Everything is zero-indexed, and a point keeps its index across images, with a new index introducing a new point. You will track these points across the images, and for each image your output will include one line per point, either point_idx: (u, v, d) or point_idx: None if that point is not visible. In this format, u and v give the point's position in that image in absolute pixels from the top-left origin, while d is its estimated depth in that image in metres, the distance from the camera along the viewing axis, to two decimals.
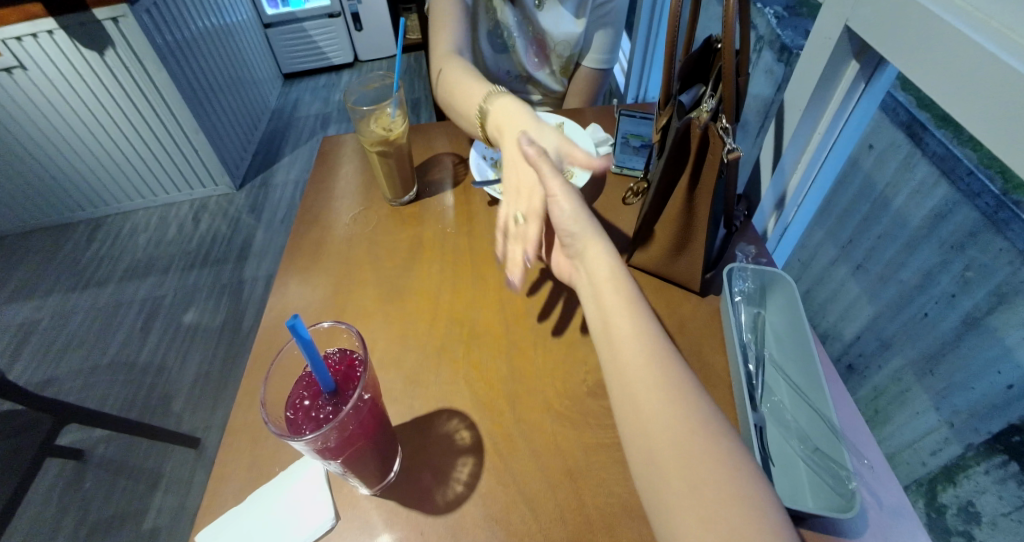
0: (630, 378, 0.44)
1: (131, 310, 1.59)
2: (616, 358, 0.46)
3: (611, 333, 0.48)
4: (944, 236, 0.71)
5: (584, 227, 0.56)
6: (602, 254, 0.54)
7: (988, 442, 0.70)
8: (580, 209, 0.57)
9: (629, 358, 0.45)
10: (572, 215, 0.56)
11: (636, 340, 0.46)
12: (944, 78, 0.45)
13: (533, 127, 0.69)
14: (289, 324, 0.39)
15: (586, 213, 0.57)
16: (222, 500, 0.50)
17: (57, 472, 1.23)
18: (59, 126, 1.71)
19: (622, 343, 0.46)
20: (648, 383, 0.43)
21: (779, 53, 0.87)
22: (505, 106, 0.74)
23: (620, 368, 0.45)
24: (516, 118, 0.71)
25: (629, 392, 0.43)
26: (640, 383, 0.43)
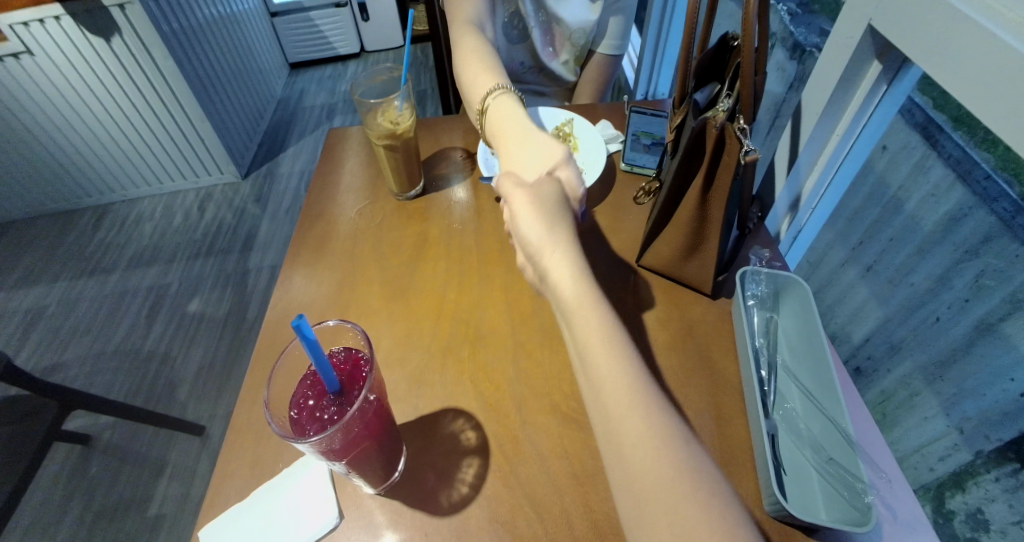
0: (622, 447, 0.39)
1: (136, 298, 1.58)
2: (607, 421, 0.41)
3: (600, 392, 0.42)
4: (958, 240, 0.70)
5: (542, 232, 0.53)
6: (560, 265, 0.50)
7: (1000, 450, 0.69)
8: (540, 213, 0.55)
9: (622, 428, 0.40)
10: (527, 220, 0.54)
11: (628, 401, 0.40)
12: (968, 80, 0.44)
13: (525, 144, 0.68)
14: (294, 325, 0.38)
15: (548, 214, 0.55)
16: (225, 497, 0.49)
17: (62, 458, 1.23)
18: (65, 112, 1.70)
19: (613, 405, 0.41)
20: (642, 456, 0.38)
21: (791, 51, 0.87)
22: (507, 111, 0.72)
23: (611, 434, 0.40)
24: (512, 136, 0.70)
25: (621, 457, 0.39)
26: (634, 455, 0.38)
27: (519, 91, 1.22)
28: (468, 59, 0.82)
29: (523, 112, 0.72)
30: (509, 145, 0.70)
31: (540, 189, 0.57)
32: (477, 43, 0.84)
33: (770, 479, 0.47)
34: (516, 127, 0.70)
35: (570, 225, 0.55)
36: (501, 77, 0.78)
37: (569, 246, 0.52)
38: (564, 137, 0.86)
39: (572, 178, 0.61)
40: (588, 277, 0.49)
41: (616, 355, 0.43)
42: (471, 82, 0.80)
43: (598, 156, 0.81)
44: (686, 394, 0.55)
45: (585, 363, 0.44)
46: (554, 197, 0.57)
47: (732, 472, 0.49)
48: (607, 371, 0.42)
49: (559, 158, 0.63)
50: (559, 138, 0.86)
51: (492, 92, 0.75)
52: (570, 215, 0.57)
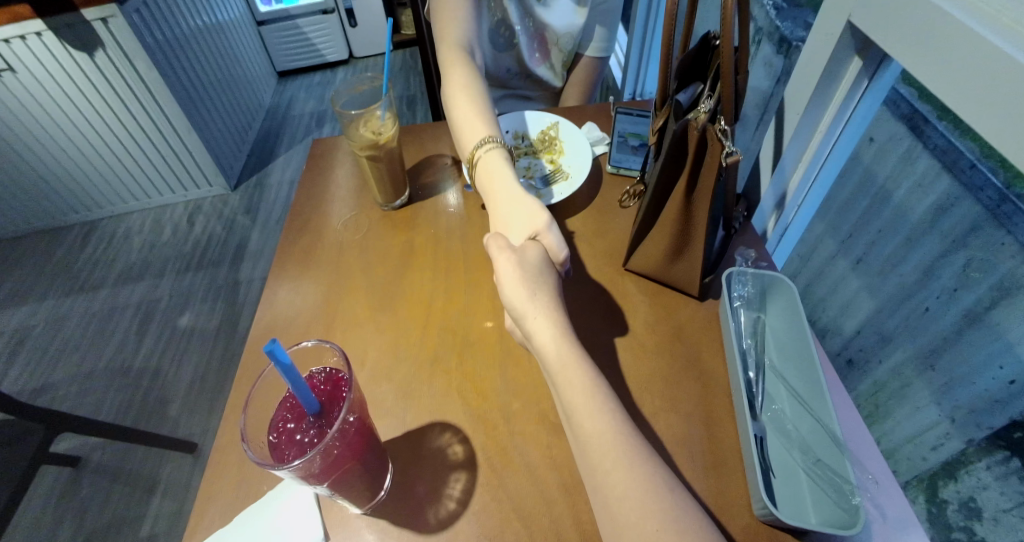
0: (612, 504, 0.41)
1: (126, 314, 1.57)
2: (595, 478, 0.43)
3: (587, 450, 0.44)
4: (945, 230, 0.69)
5: (526, 300, 0.54)
6: (543, 328, 0.52)
7: (990, 438, 0.69)
8: (524, 279, 0.55)
9: (610, 487, 0.41)
10: (510, 287, 0.55)
11: (615, 459, 0.42)
12: (947, 73, 0.44)
13: (510, 202, 0.67)
14: (267, 349, 0.38)
15: (531, 282, 0.55)
16: (209, 518, 0.49)
17: (53, 479, 1.22)
18: (51, 129, 1.68)
19: (598, 459, 0.43)
20: (632, 513, 0.40)
21: (778, 46, 0.86)
22: (495, 169, 0.71)
23: (601, 491, 0.42)
24: (497, 194, 0.69)
25: (612, 516, 0.41)
26: (625, 511, 0.40)
27: (506, 97, 1.22)
28: (459, 97, 0.80)
29: (510, 170, 0.71)
30: (494, 202, 0.69)
31: (524, 253, 0.58)
32: (467, 80, 0.81)
33: (758, 483, 0.46)
34: (503, 184, 0.69)
35: (553, 292, 0.56)
36: (492, 121, 0.77)
37: (552, 312, 0.53)
38: (550, 141, 0.85)
39: (555, 243, 0.62)
40: (569, 338, 0.51)
41: (601, 412, 0.45)
42: (462, 124, 0.78)
43: (584, 159, 0.80)
44: (675, 397, 0.55)
45: (571, 419, 0.46)
46: (537, 263, 0.58)
47: (723, 473, 0.49)
48: (593, 431, 0.44)
49: (543, 220, 0.64)
50: (545, 141, 0.86)
51: (485, 144, 0.74)
52: (553, 279, 0.58)
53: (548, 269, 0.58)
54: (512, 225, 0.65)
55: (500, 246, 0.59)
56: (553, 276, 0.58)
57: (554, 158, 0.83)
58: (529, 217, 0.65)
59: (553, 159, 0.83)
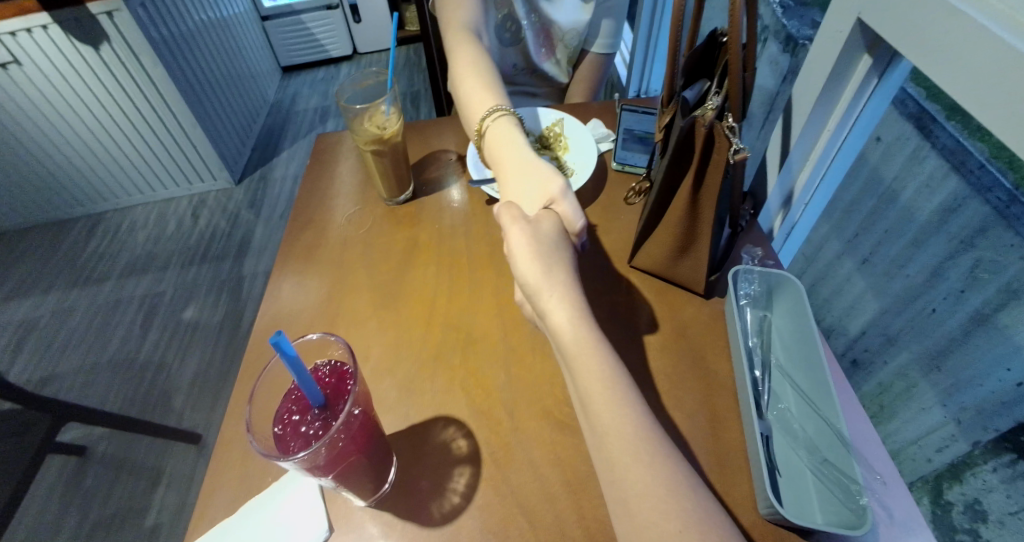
0: (630, 501, 0.40)
1: (130, 307, 1.57)
2: (613, 472, 0.42)
3: (606, 444, 0.43)
4: (952, 231, 0.69)
5: (540, 275, 0.53)
6: (558, 308, 0.51)
7: (997, 440, 0.69)
8: (537, 252, 0.55)
9: (630, 482, 0.41)
10: (523, 259, 0.54)
11: (635, 452, 0.42)
12: (959, 73, 0.43)
13: (524, 169, 0.67)
14: (273, 341, 0.38)
15: (545, 255, 0.55)
16: (214, 511, 0.49)
17: (57, 470, 1.22)
18: (56, 121, 1.69)
19: (620, 457, 0.42)
20: (653, 513, 0.39)
21: (784, 44, 0.86)
22: (506, 137, 0.71)
23: (619, 486, 0.41)
24: (512, 161, 0.69)
25: (630, 513, 0.40)
26: (642, 509, 0.39)
27: (511, 93, 1.21)
28: (468, 78, 0.80)
29: (521, 137, 0.72)
30: (505, 173, 0.69)
31: (538, 224, 0.58)
32: (474, 77, 0.81)
33: (765, 482, 0.46)
34: (514, 152, 0.70)
35: (568, 264, 0.55)
36: (500, 96, 0.77)
37: (567, 288, 0.53)
38: (554, 138, 0.85)
39: (569, 212, 0.61)
40: (586, 320, 0.51)
41: (621, 405, 0.45)
42: (471, 102, 0.78)
43: (588, 156, 0.80)
44: (679, 395, 0.55)
45: (590, 416, 0.45)
46: (551, 235, 0.58)
47: (727, 472, 0.49)
48: (612, 423, 0.44)
49: (557, 188, 0.64)
50: (549, 138, 0.86)
51: (492, 114, 0.74)
52: (567, 249, 0.57)
53: (563, 239, 0.58)
54: (525, 196, 0.65)
55: (513, 216, 0.58)
56: (567, 246, 0.58)
57: (559, 154, 0.82)
58: (543, 185, 0.65)
59: (558, 155, 0.82)
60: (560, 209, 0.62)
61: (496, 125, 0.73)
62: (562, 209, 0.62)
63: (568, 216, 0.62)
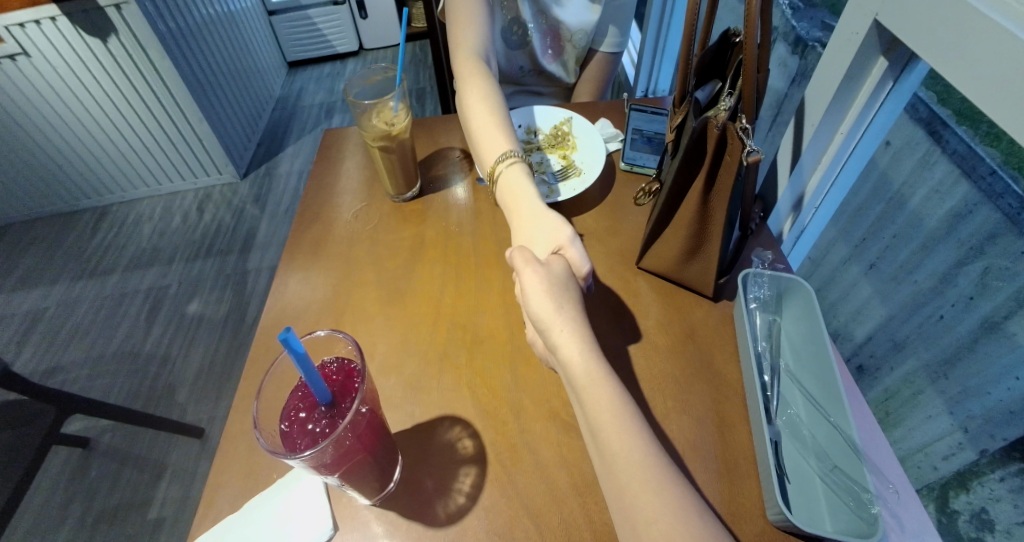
0: (639, 528, 0.40)
1: (135, 300, 1.58)
2: (623, 495, 0.42)
3: (615, 466, 0.43)
4: (962, 238, 0.68)
5: (553, 311, 0.53)
6: (571, 344, 0.50)
7: (1005, 450, 0.68)
8: (550, 289, 0.54)
9: (639, 507, 0.41)
10: (536, 296, 0.54)
11: (643, 478, 0.42)
12: (985, 83, 0.42)
13: (531, 215, 0.67)
14: (281, 339, 0.38)
15: (558, 295, 0.54)
16: (218, 508, 0.49)
17: (62, 461, 1.23)
18: (63, 114, 1.69)
19: (629, 479, 0.42)
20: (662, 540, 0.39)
21: (794, 46, 0.85)
22: (517, 187, 0.70)
23: (628, 513, 0.41)
24: (521, 208, 0.68)
25: (638, 537, 0.40)
26: (652, 530, 0.39)
27: (518, 93, 1.21)
28: (473, 86, 0.81)
29: (533, 188, 0.71)
30: (518, 218, 0.68)
31: (549, 265, 0.57)
32: (482, 81, 0.82)
33: (775, 489, 0.46)
34: (525, 200, 0.69)
35: (578, 306, 0.55)
36: (513, 139, 0.76)
37: (578, 326, 0.52)
38: (562, 137, 0.85)
39: (577, 257, 0.60)
40: (599, 355, 0.50)
41: (629, 431, 0.44)
42: (480, 133, 0.77)
43: (596, 157, 0.79)
44: (687, 400, 0.54)
45: (599, 439, 0.45)
46: (562, 276, 0.57)
47: (735, 478, 0.49)
48: (620, 447, 0.44)
49: (566, 235, 0.63)
50: (557, 137, 0.85)
51: (505, 158, 0.72)
52: (577, 294, 0.57)
53: (572, 283, 0.57)
54: (535, 239, 0.65)
55: (526, 258, 0.57)
56: (577, 290, 0.57)
57: (566, 153, 0.82)
58: (553, 231, 0.64)
59: (565, 155, 0.82)
60: (568, 257, 0.61)
61: (508, 169, 0.72)
62: (570, 256, 0.61)
63: (575, 262, 0.61)
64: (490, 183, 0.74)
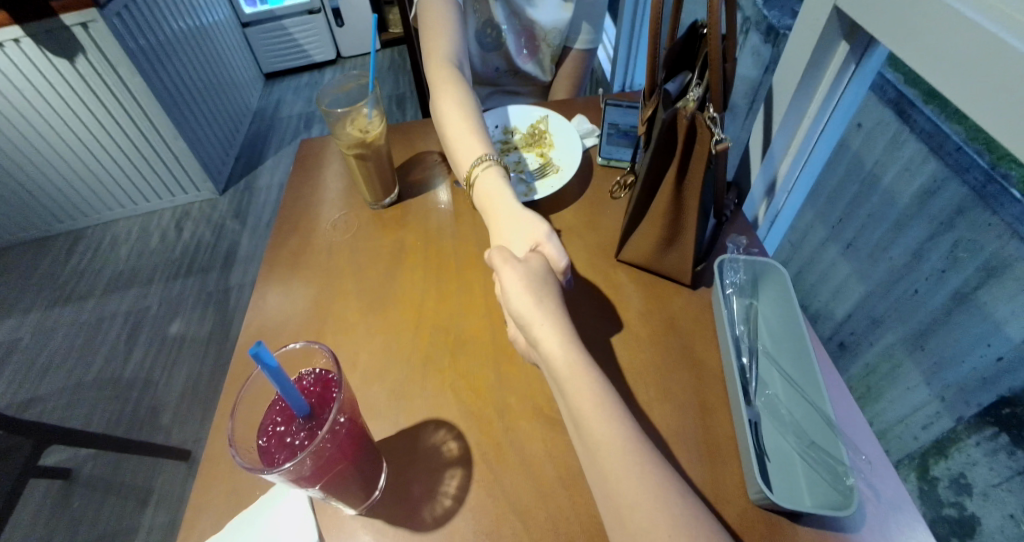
0: (624, 513, 0.40)
1: (116, 322, 1.56)
2: (605, 485, 0.42)
3: (598, 457, 0.43)
4: (933, 213, 0.70)
5: (533, 306, 0.53)
6: (550, 336, 0.50)
7: (979, 415, 0.69)
8: (529, 285, 0.54)
9: (623, 495, 0.41)
10: (516, 293, 0.54)
11: (625, 466, 0.42)
12: (938, 61, 0.43)
13: (507, 214, 0.67)
14: (252, 353, 0.38)
15: (537, 290, 0.54)
16: (201, 526, 0.48)
17: (44, 491, 1.21)
18: (33, 138, 1.66)
19: (612, 470, 0.42)
20: (648, 523, 0.39)
21: (765, 35, 0.85)
22: (493, 190, 0.70)
23: (612, 499, 0.41)
24: (498, 208, 0.68)
25: (623, 523, 0.40)
26: (635, 518, 0.39)
27: (494, 94, 1.21)
28: (445, 91, 0.81)
29: (509, 190, 0.70)
30: (493, 219, 0.69)
31: (528, 262, 0.57)
32: (454, 84, 0.82)
33: (754, 468, 0.46)
34: (501, 202, 0.69)
35: (557, 299, 0.55)
36: (484, 138, 0.76)
37: (558, 320, 0.52)
38: (539, 135, 0.85)
39: (555, 252, 0.61)
40: (576, 343, 0.51)
41: (611, 422, 0.44)
42: (454, 133, 0.77)
43: (573, 154, 0.80)
44: (669, 387, 0.54)
45: (581, 430, 0.45)
46: (541, 272, 0.57)
47: (718, 462, 0.49)
48: (602, 438, 0.44)
49: (543, 231, 0.63)
50: (534, 135, 0.85)
51: (479, 162, 0.73)
52: (557, 288, 0.57)
53: (551, 278, 0.58)
54: (513, 237, 0.65)
55: (504, 257, 0.57)
56: (556, 285, 0.57)
57: (544, 151, 0.82)
58: (529, 229, 0.64)
59: (543, 152, 0.82)
60: (545, 253, 0.61)
61: (484, 171, 0.72)
62: (547, 253, 0.61)
63: (552, 257, 0.61)
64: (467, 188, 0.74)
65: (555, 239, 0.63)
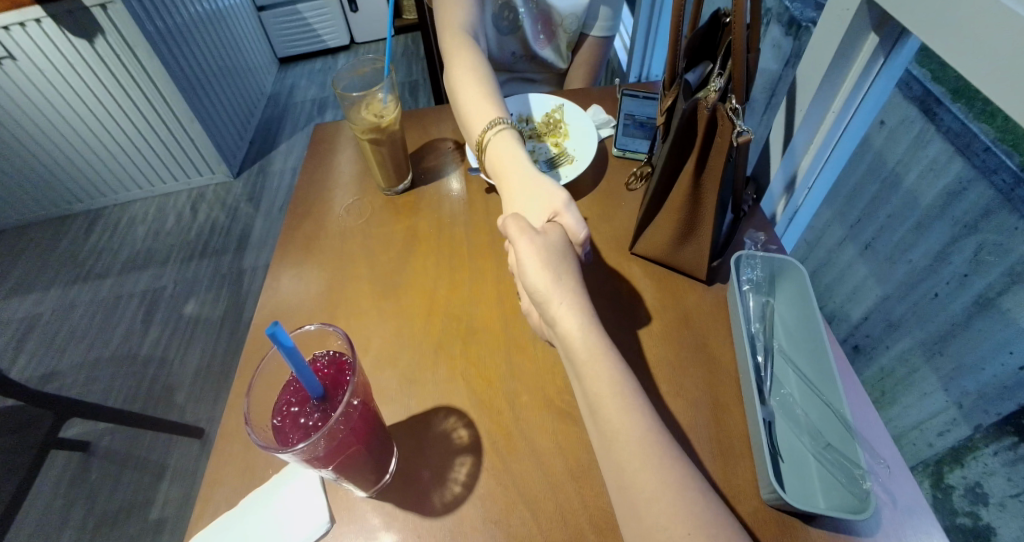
0: (638, 505, 0.40)
1: (132, 302, 1.58)
2: (621, 478, 0.42)
3: (613, 448, 0.43)
4: (956, 215, 0.68)
5: (550, 284, 0.52)
6: (568, 315, 0.50)
7: (998, 424, 0.68)
8: (546, 261, 0.54)
9: (637, 488, 0.41)
10: (533, 270, 0.53)
11: (638, 459, 0.42)
12: (976, 56, 0.42)
13: (522, 181, 0.67)
14: (269, 333, 0.38)
15: (554, 266, 0.54)
16: (216, 503, 0.49)
17: (63, 464, 1.23)
18: (53, 118, 1.68)
19: (624, 462, 0.42)
20: (663, 517, 0.39)
21: (787, 27, 0.83)
22: (506, 151, 0.70)
23: (626, 492, 0.41)
24: (513, 173, 0.68)
25: (638, 516, 0.40)
26: (648, 512, 0.39)
27: (509, 81, 1.20)
28: (461, 68, 0.80)
29: (522, 151, 0.71)
30: (507, 187, 0.68)
31: (546, 234, 0.57)
32: (473, 61, 0.80)
33: (767, 468, 0.46)
34: (516, 167, 0.69)
35: (576, 276, 0.55)
36: (500, 106, 0.76)
37: (576, 299, 0.52)
38: (554, 124, 0.84)
39: (573, 223, 0.60)
40: (597, 328, 0.50)
41: (626, 414, 0.44)
42: (471, 109, 0.76)
43: (588, 144, 0.79)
44: (681, 383, 0.54)
45: (597, 421, 0.45)
46: (558, 245, 0.57)
47: (730, 460, 0.49)
48: (614, 430, 0.44)
49: (560, 201, 0.63)
50: (549, 124, 0.84)
51: (493, 126, 0.73)
52: (574, 262, 0.57)
53: (569, 252, 0.57)
54: (529, 207, 0.65)
55: (521, 227, 0.57)
56: (574, 260, 0.57)
57: (558, 141, 0.81)
58: (546, 198, 0.64)
59: (558, 142, 0.81)
60: (562, 222, 0.61)
61: (496, 134, 0.72)
62: (564, 221, 0.61)
63: (569, 226, 0.61)
64: (479, 155, 0.74)
65: (574, 208, 0.62)
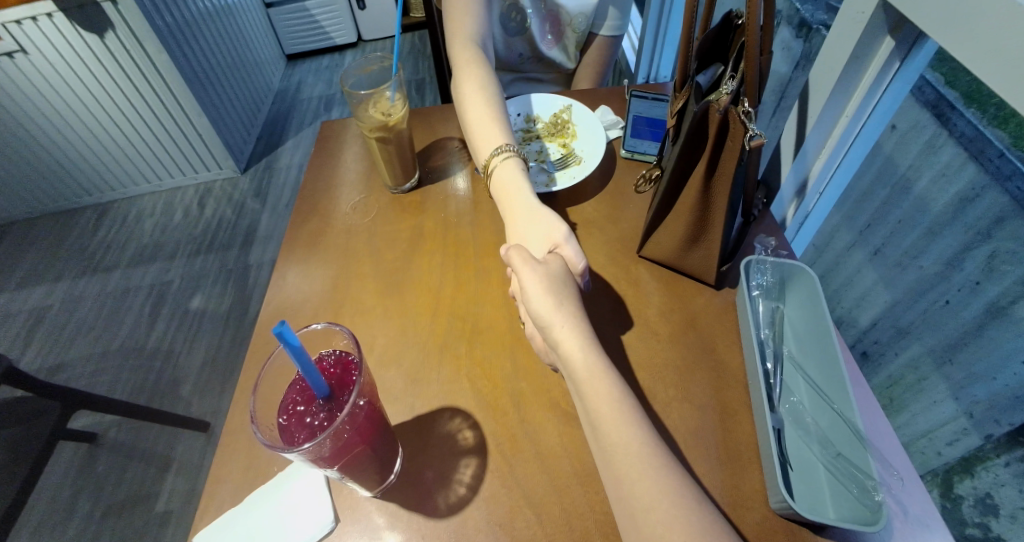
0: (637, 513, 0.40)
1: (139, 295, 1.59)
2: (621, 487, 0.42)
3: (611, 458, 0.43)
4: (969, 222, 0.67)
5: (552, 308, 0.52)
6: (570, 337, 0.50)
7: (1010, 435, 0.67)
8: (549, 289, 0.54)
9: (636, 497, 0.40)
10: (536, 296, 0.53)
11: (641, 468, 0.41)
12: (1000, 65, 0.41)
13: (525, 210, 0.67)
14: (276, 332, 0.38)
15: (558, 293, 0.54)
16: (220, 501, 0.49)
17: (69, 456, 1.24)
18: (63, 112, 1.69)
19: (624, 471, 0.42)
20: (660, 524, 0.39)
21: (797, 29, 0.83)
22: (512, 183, 0.70)
23: (625, 500, 0.41)
24: (517, 202, 0.68)
25: (637, 524, 0.40)
26: (652, 518, 0.39)
27: (517, 81, 1.20)
28: (468, 75, 0.80)
29: (527, 185, 0.70)
30: (510, 215, 0.68)
31: (547, 264, 0.57)
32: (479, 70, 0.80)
33: (777, 476, 0.45)
34: (520, 199, 0.68)
35: (577, 303, 0.54)
36: (507, 132, 0.75)
37: (578, 322, 0.51)
38: (562, 125, 0.83)
39: (573, 254, 0.60)
40: (596, 347, 0.50)
41: (627, 424, 0.44)
42: (477, 128, 0.76)
43: (597, 144, 0.78)
44: (688, 388, 0.54)
45: (596, 433, 0.45)
46: (560, 275, 0.56)
47: (737, 467, 0.48)
48: (617, 438, 0.43)
49: (561, 233, 0.63)
50: (556, 125, 0.84)
51: (499, 153, 0.72)
52: (575, 292, 0.56)
53: (569, 282, 0.56)
54: (530, 237, 0.64)
55: (524, 257, 0.57)
56: (575, 289, 0.56)
57: (566, 141, 0.81)
58: (547, 230, 0.64)
59: (565, 143, 0.81)
60: (563, 255, 0.60)
61: (501, 163, 0.71)
62: (564, 255, 0.60)
63: (569, 260, 0.60)
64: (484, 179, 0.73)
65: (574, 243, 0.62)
